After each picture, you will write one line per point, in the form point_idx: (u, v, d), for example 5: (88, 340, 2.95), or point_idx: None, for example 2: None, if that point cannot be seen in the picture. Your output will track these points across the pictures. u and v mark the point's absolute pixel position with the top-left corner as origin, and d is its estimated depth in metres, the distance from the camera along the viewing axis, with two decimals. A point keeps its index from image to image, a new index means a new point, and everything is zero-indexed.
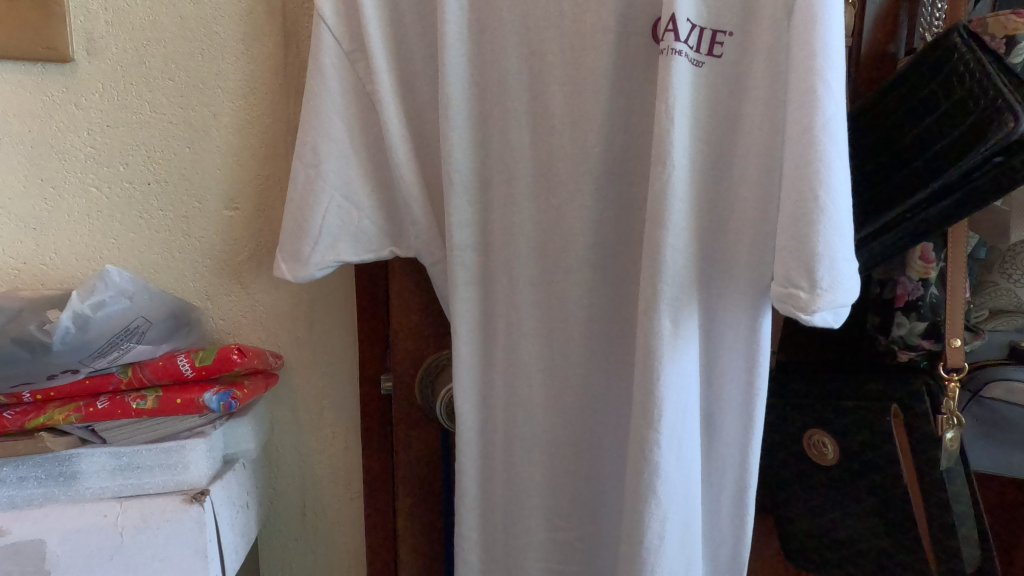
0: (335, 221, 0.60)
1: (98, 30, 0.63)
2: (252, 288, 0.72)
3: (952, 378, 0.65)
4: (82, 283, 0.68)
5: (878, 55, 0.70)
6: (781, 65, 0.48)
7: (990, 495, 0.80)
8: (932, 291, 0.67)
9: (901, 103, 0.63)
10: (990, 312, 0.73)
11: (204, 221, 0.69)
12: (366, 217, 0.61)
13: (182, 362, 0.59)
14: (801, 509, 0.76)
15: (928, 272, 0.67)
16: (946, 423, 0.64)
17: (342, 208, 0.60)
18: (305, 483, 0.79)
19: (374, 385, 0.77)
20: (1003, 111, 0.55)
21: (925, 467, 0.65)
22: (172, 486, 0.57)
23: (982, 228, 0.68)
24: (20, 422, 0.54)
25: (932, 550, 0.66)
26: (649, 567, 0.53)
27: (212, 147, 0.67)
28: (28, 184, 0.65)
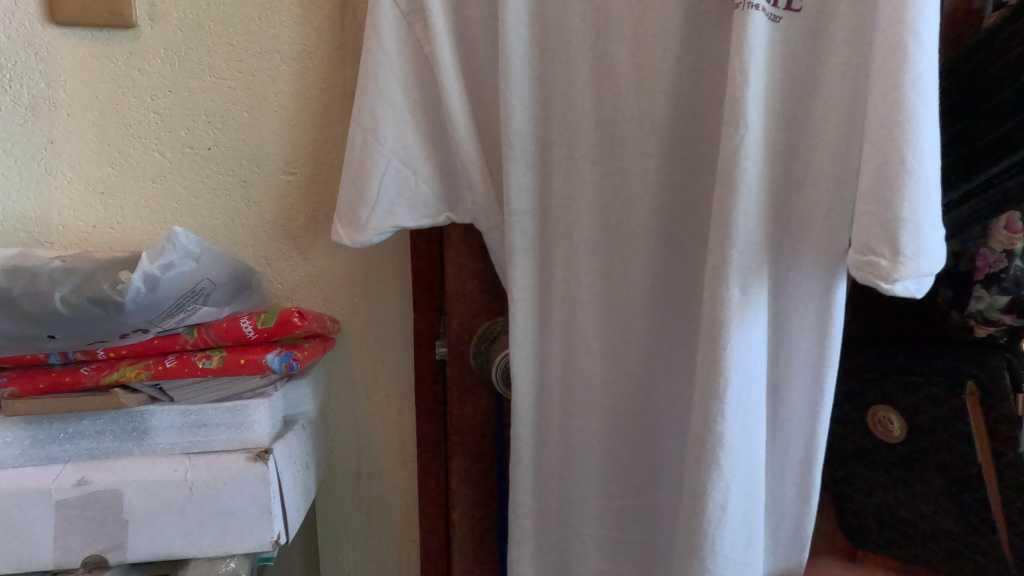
0: (393, 186, 0.60)
1: None
2: (309, 253, 0.73)
3: None
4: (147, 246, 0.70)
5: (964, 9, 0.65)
6: (867, 18, 0.45)
7: None
8: (1017, 264, 0.64)
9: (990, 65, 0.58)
10: None
11: (264, 186, 0.70)
12: (423, 182, 0.61)
13: (245, 324, 0.60)
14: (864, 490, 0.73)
15: (1013, 244, 0.63)
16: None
17: (399, 172, 0.60)
18: (360, 446, 0.81)
19: (428, 351, 0.77)
20: None
21: (1003, 449, 0.62)
22: (237, 444, 0.58)
23: None
24: (96, 378, 0.56)
25: (1007, 535, 0.63)
26: (709, 538, 0.52)
27: (271, 112, 0.68)
28: (97, 149, 0.67)
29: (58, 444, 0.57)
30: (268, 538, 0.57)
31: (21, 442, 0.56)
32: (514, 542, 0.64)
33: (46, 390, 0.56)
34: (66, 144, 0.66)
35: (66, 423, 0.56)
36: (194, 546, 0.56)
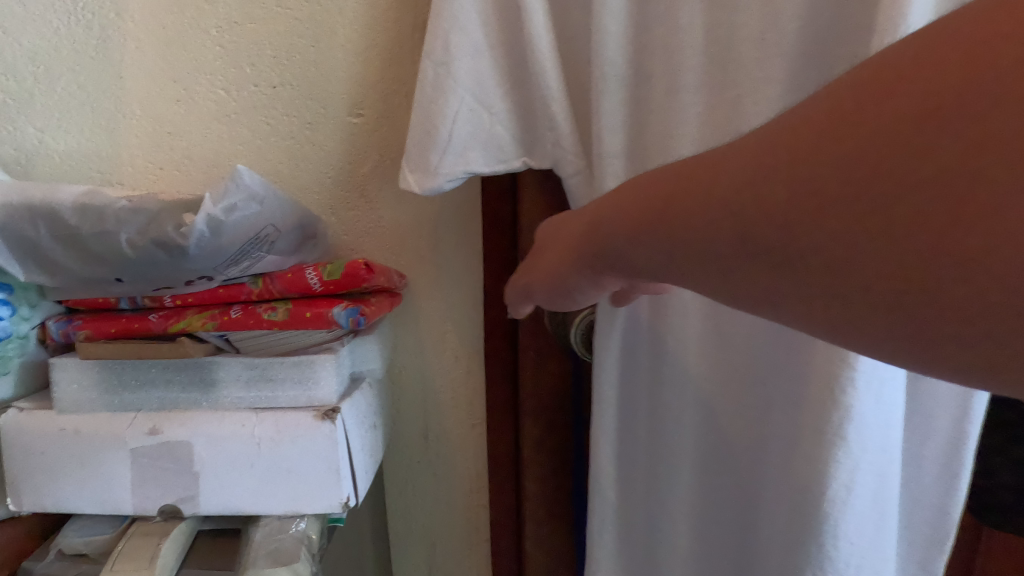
0: (466, 127, 0.54)
1: None
2: (376, 201, 0.69)
3: None
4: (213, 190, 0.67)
5: None
6: None
7: None
8: None
9: None
10: None
11: (329, 129, 0.66)
12: (499, 123, 0.55)
13: (311, 275, 0.56)
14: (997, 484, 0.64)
15: None
16: None
17: (472, 114, 0.54)
18: (427, 406, 0.78)
19: (499, 310, 0.72)
20: None
21: None
22: (304, 401, 0.55)
23: None
24: (164, 326, 0.54)
25: None
26: (831, 521, 0.46)
27: (337, 47, 0.63)
28: (162, 85, 0.64)
29: (129, 392, 0.55)
30: (337, 499, 0.54)
31: (90, 389, 0.54)
32: (598, 513, 0.58)
33: (116, 335, 0.55)
34: (133, 78, 0.63)
35: (135, 370, 0.54)
36: (261, 504, 0.54)
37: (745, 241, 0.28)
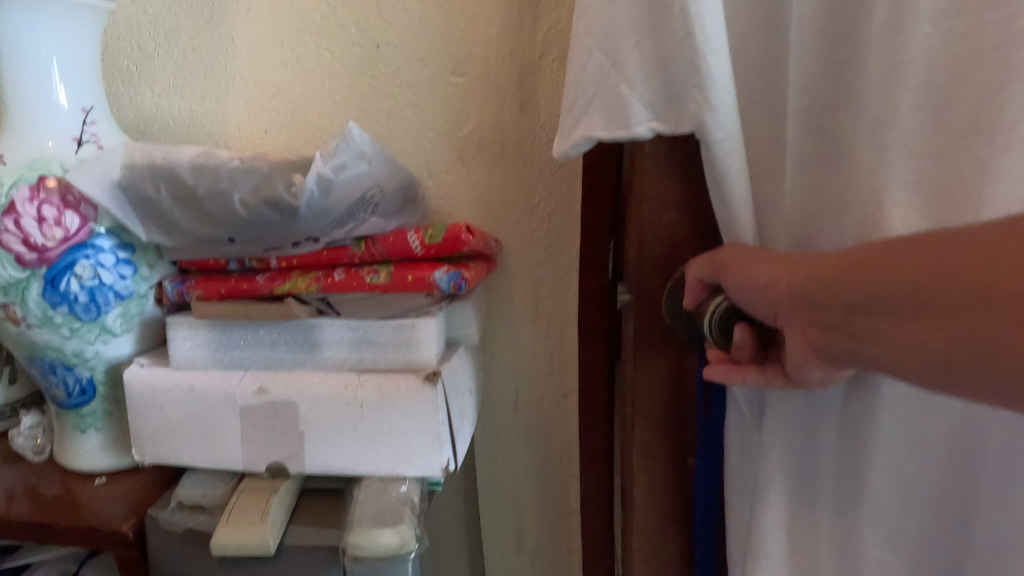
0: (591, 85, 0.47)
1: None
2: (473, 163, 0.68)
3: None
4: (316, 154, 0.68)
5: None
6: None
7: None
8: None
9: None
10: None
11: (431, 90, 0.65)
12: (624, 79, 0.46)
13: (412, 238, 0.56)
14: None
15: None
16: None
17: (597, 68, 0.47)
18: (518, 373, 0.77)
19: (597, 276, 0.71)
20: None
21: None
22: (405, 362, 0.55)
23: None
24: (270, 288, 0.55)
25: None
26: None
27: (444, 4, 0.62)
28: (270, 47, 0.65)
29: (239, 350, 0.56)
30: (437, 463, 0.54)
31: (206, 347, 0.57)
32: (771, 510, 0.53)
33: (226, 295, 0.56)
34: (244, 41, 0.65)
35: (245, 329, 0.56)
36: (365, 465, 0.55)
37: (890, 325, 0.35)
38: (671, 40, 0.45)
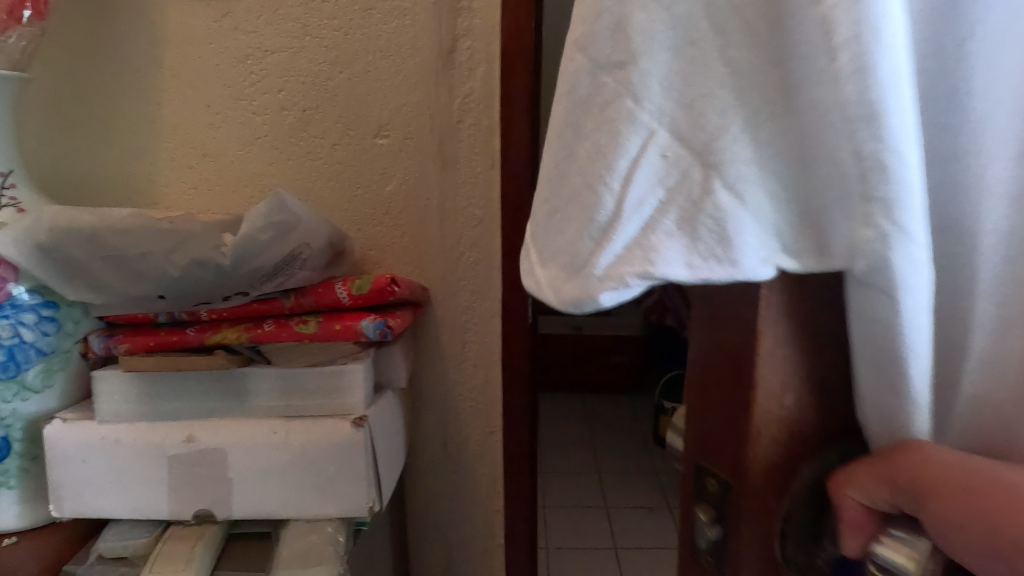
0: (657, 183, 0.25)
1: None
2: (400, 217, 0.74)
3: None
4: (244, 213, 0.71)
5: None
6: None
7: None
8: None
9: None
10: None
11: (357, 150, 0.71)
12: (735, 175, 0.23)
13: (340, 290, 0.59)
14: None
15: None
16: None
17: (670, 159, 0.24)
18: (446, 416, 0.81)
19: (519, 317, 0.76)
20: None
21: None
22: (335, 409, 0.58)
23: None
24: (200, 339, 0.58)
25: None
26: None
27: (366, 73, 0.69)
28: (196, 110, 0.69)
29: (167, 401, 0.58)
30: (363, 504, 0.57)
31: (128, 398, 0.57)
32: None
33: (154, 347, 0.57)
34: (170, 104, 0.69)
35: (172, 381, 0.57)
36: (294, 508, 0.57)
37: None
38: (817, 113, 0.23)
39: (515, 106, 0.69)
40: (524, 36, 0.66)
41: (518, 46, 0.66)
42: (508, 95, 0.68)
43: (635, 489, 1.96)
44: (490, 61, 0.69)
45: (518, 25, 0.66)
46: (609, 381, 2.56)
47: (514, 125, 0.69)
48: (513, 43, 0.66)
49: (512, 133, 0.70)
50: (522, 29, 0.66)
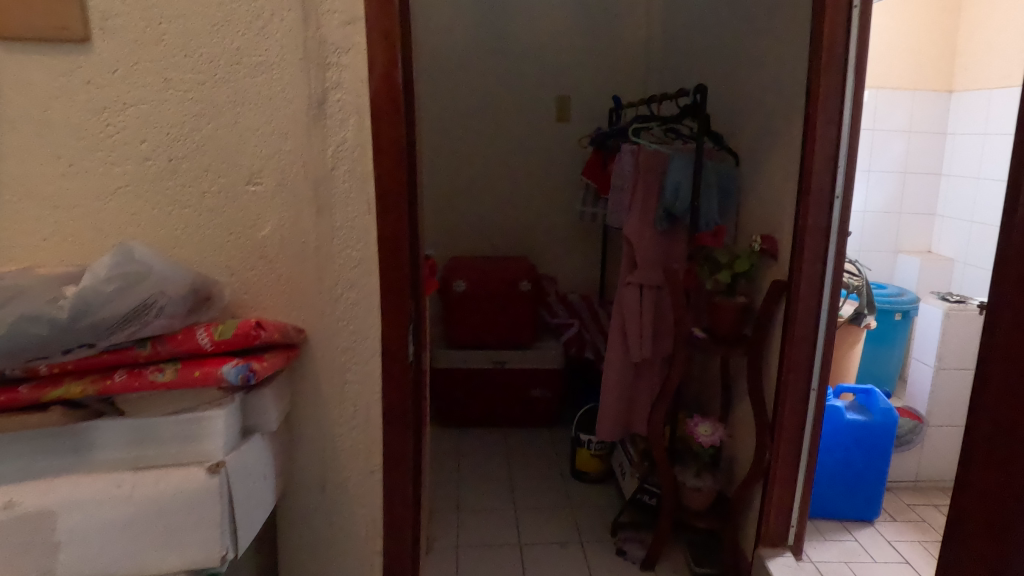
0: None
1: (114, 12, 0.70)
2: (275, 261, 0.77)
3: None
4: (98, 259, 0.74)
5: None
6: None
7: None
8: None
9: None
10: None
11: (227, 196, 0.75)
12: None
13: (201, 336, 0.61)
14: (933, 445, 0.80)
15: None
16: None
17: None
18: (325, 456, 0.83)
19: (399, 356, 0.80)
20: None
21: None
22: (189, 457, 0.59)
23: None
24: (36, 396, 0.57)
25: None
26: None
27: (235, 124, 0.73)
28: (48, 162, 0.72)
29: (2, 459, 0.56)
30: (216, 551, 0.57)
31: None
32: None
33: None
34: (20, 157, 0.71)
35: (5, 439, 0.56)
36: (137, 565, 0.56)
37: None
38: None
39: (387, 154, 0.75)
40: (393, 91, 0.73)
41: (389, 97, 0.73)
42: (380, 143, 0.74)
43: (549, 525, 1.98)
44: (360, 112, 0.75)
45: (389, 80, 0.73)
46: (527, 417, 2.59)
47: (388, 171, 0.75)
48: (383, 95, 0.73)
49: (386, 180, 0.75)
50: (391, 85, 0.73)
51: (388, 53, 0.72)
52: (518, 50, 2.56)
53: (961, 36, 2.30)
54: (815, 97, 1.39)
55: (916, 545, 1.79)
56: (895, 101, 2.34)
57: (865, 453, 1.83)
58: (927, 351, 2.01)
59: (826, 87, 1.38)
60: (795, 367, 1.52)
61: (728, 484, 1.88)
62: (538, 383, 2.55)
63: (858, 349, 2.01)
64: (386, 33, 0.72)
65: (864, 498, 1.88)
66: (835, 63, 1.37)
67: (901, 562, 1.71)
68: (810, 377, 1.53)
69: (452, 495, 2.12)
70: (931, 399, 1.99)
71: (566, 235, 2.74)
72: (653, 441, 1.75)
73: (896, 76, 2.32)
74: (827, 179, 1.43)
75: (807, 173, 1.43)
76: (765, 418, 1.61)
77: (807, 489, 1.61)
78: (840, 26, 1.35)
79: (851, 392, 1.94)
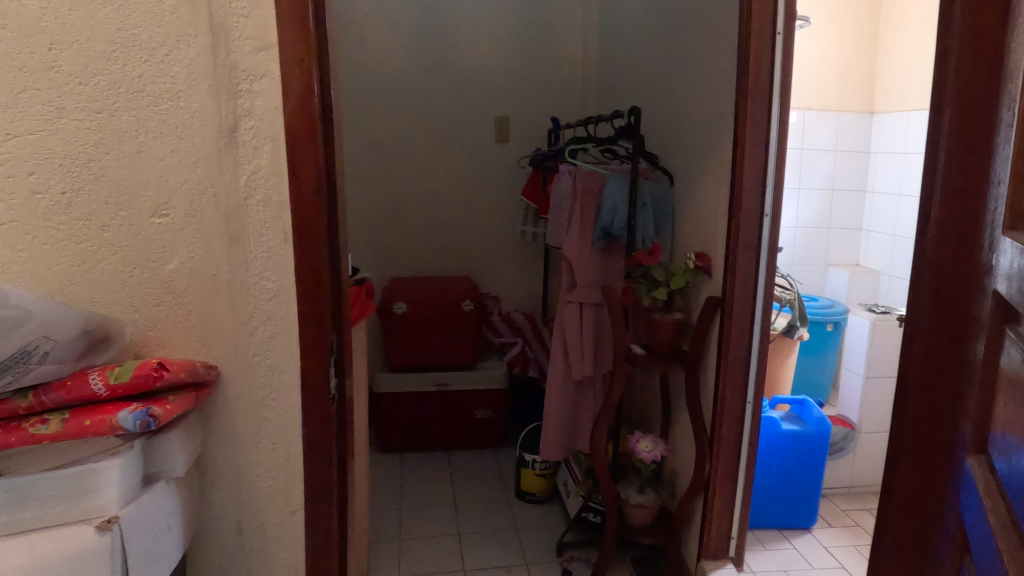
0: None
1: None
2: (184, 296, 0.73)
3: None
4: None
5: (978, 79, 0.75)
6: None
7: (933, 492, 0.82)
8: None
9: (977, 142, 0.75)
10: None
11: (130, 229, 0.71)
12: None
13: (94, 381, 0.59)
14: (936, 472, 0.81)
15: None
16: None
17: None
18: (242, 496, 0.79)
19: (321, 389, 0.77)
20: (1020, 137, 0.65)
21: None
22: (79, 515, 0.55)
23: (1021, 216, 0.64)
24: None
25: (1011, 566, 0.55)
26: None
27: (137, 153, 0.70)
28: None
29: None
30: None
31: None
32: None
33: None
34: None
35: None
36: None
37: None
38: None
39: (306, 181, 0.73)
40: (310, 118, 0.72)
41: (306, 124, 0.72)
42: (297, 171, 0.72)
43: (493, 548, 1.95)
44: (275, 139, 0.73)
45: (305, 107, 0.72)
46: (471, 438, 2.56)
47: (307, 200, 0.73)
48: (300, 123, 0.72)
49: (305, 208, 0.73)
50: (308, 111, 0.72)
51: (304, 81, 0.71)
52: (457, 71, 2.56)
53: (879, 62, 2.44)
54: (743, 120, 1.44)
55: (851, 549, 1.84)
56: (822, 121, 2.45)
57: (801, 462, 1.89)
58: (857, 360, 2.09)
59: (753, 110, 1.43)
60: (731, 382, 1.56)
61: (671, 499, 1.90)
62: (482, 404, 2.53)
63: (792, 361, 2.08)
64: (301, 60, 0.71)
65: (800, 505, 1.93)
66: (761, 88, 1.43)
67: (837, 567, 1.76)
68: (746, 392, 1.57)
69: (393, 523, 2.06)
70: (861, 406, 2.07)
71: (508, 254, 2.74)
72: (596, 459, 1.75)
73: (821, 98, 2.44)
74: (756, 198, 1.48)
75: (738, 193, 1.48)
76: (705, 433, 1.63)
77: (745, 502, 1.65)
78: (764, 53, 1.41)
79: (786, 402, 2.01)
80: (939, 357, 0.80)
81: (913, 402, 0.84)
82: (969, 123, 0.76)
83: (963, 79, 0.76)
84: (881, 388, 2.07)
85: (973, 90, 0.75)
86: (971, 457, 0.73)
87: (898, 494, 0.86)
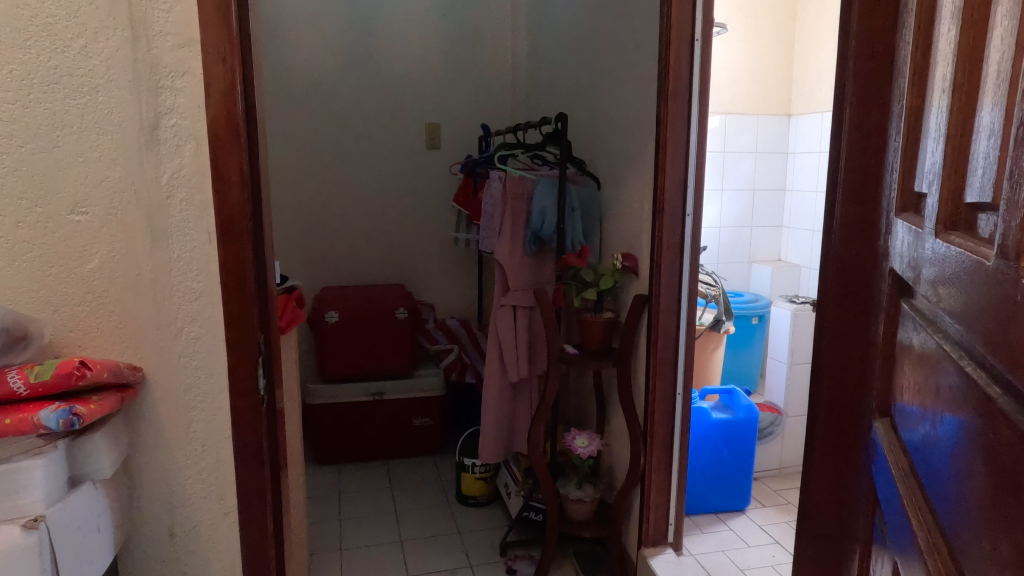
0: None
1: None
2: (106, 296, 0.72)
3: (988, 382, 0.46)
4: None
5: (871, 79, 0.83)
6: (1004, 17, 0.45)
7: (842, 457, 0.89)
8: (948, 249, 0.55)
9: (869, 135, 0.84)
10: (935, 310, 0.59)
11: (46, 227, 0.69)
12: None
13: (15, 381, 0.60)
14: (845, 437, 0.88)
15: (951, 240, 0.55)
16: (985, 385, 0.47)
17: None
18: (172, 500, 0.77)
19: (250, 390, 0.77)
20: (902, 127, 0.73)
21: (926, 460, 0.59)
22: (5, 514, 0.56)
23: (911, 198, 0.71)
24: None
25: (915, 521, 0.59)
26: None
27: (53, 147, 0.68)
28: None
29: None
30: None
31: None
32: None
33: None
34: None
35: None
36: None
37: None
38: None
39: (228, 182, 0.72)
40: (232, 118, 0.72)
41: (229, 125, 0.72)
42: (219, 170, 0.72)
43: (437, 552, 1.95)
44: (198, 138, 0.72)
45: (228, 105, 0.71)
46: (410, 447, 2.54)
47: (232, 200, 0.73)
48: (222, 122, 0.71)
49: (228, 209, 0.73)
50: (231, 111, 0.71)
51: (227, 79, 0.71)
52: (387, 77, 2.56)
53: (794, 68, 2.61)
54: (664, 124, 1.52)
55: (781, 526, 1.96)
56: (742, 124, 2.59)
57: (731, 448, 1.98)
58: (781, 349, 2.23)
59: (673, 112, 1.51)
60: (661, 375, 1.62)
61: (609, 491, 1.95)
62: (419, 412, 2.51)
63: (719, 353, 2.18)
64: (224, 58, 0.71)
65: (730, 490, 2.03)
66: (681, 92, 1.51)
67: (771, 543, 1.87)
68: (675, 383, 1.64)
69: (333, 534, 2.03)
70: (786, 392, 2.21)
71: (443, 260, 2.75)
72: (534, 458, 1.78)
73: (741, 102, 2.58)
74: (678, 197, 1.56)
75: (661, 193, 1.55)
76: (638, 424, 1.69)
77: (680, 490, 1.71)
78: (683, 57, 1.49)
79: (715, 393, 2.10)
80: (846, 332, 0.87)
81: (824, 378, 0.90)
82: (866, 117, 0.84)
83: (859, 78, 0.84)
84: (801, 375, 2.20)
85: (869, 88, 0.83)
86: (875, 423, 0.79)
87: (817, 463, 0.92)
